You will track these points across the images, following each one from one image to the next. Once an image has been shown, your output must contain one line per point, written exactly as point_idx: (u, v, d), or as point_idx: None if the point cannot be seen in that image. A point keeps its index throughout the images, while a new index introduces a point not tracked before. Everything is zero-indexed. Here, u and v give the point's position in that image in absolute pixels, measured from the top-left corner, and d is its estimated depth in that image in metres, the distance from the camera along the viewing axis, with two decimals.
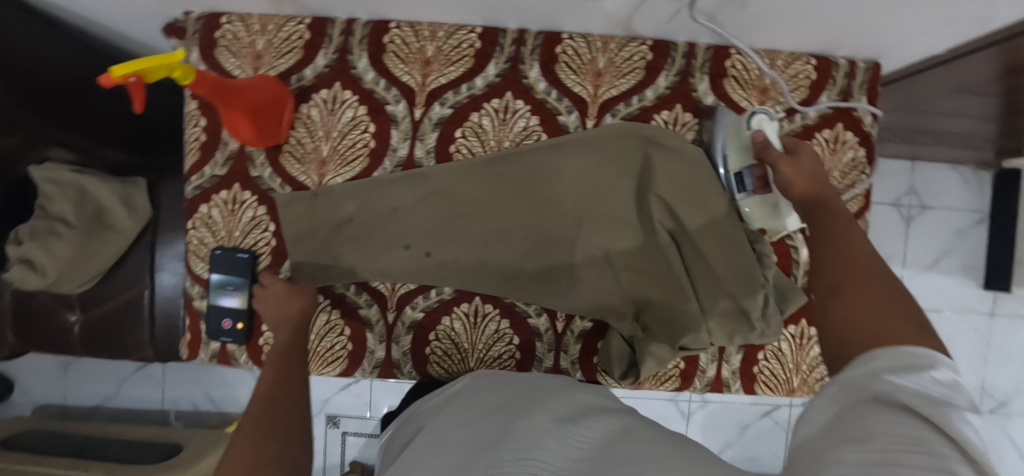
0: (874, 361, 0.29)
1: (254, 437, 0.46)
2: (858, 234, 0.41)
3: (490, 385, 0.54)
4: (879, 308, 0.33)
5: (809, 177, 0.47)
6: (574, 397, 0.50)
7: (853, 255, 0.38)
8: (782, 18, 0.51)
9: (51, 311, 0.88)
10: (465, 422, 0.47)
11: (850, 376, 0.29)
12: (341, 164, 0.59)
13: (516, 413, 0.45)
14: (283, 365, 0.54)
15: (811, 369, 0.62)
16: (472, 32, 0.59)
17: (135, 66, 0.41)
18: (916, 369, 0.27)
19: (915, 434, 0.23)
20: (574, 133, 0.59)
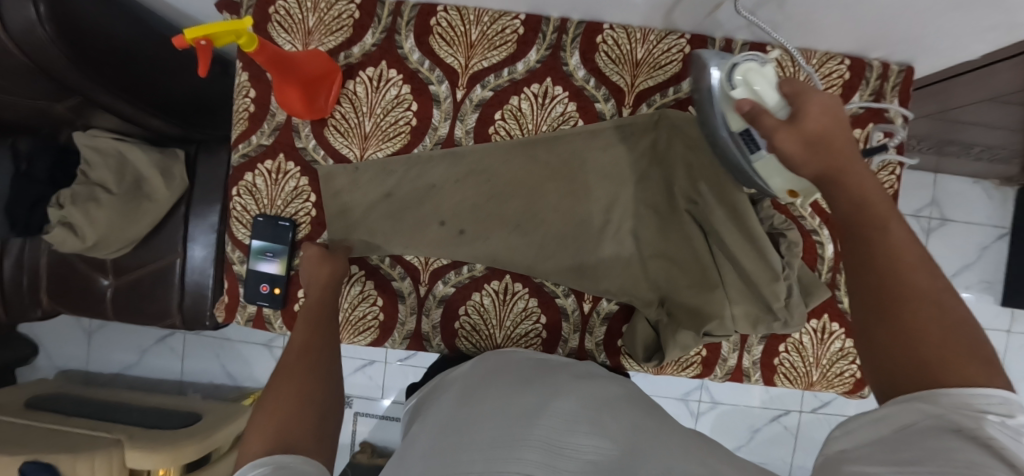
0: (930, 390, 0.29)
1: (290, 400, 0.47)
2: (898, 233, 0.33)
3: (514, 365, 0.55)
4: (941, 332, 0.30)
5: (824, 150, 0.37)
6: (599, 384, 0.51)
7: (899, 259, 0.33)
8: (824, 15, 0.52)
9: (85, 275, 0.90)
10: (489, 400, 0.47)
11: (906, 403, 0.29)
12: (383, 139, 0.61)
13: (541, 394, 0.46)
14: (314, 329, 0.56)
15: (832, 364, 0.62)
16: (516, 18, 0.60)
17: (207, 30, 0.44)
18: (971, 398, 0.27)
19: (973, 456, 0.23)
20: (609, 120, 0.61)
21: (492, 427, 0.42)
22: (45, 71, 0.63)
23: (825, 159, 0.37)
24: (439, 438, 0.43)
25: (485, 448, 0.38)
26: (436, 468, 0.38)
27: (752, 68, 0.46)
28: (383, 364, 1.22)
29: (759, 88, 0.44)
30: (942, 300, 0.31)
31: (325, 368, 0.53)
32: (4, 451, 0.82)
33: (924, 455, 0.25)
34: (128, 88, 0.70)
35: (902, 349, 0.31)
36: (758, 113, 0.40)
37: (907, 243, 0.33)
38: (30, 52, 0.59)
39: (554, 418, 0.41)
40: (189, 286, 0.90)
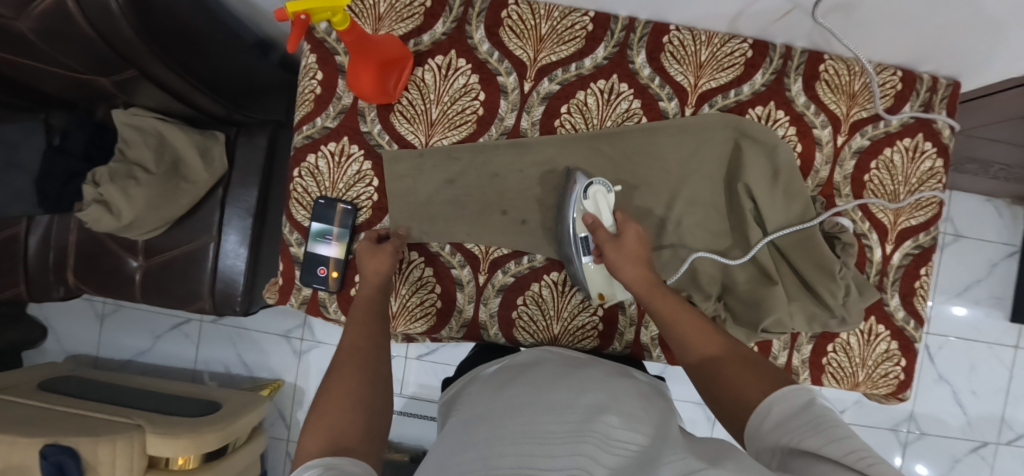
0: (782, 416, 0.35)
1: (343, 403, 0.44)
2: (687, 312, 0.49)
3: (545, 360, 0.53)
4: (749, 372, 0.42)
5: (638, 259, 0.53)
6: (636, 381, 0.49)
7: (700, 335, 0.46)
8: (889, 25, 0.55)
9: (115, 255, 0.89)
10: (523, 393, 0.46)
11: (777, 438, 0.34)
12: (450, 127, 0.62)
13: (572, 386, 0.45)
14: (367, 321, 0.55)
15: (877, 365, 0.64)
16: (585, 15, 0.62)
17: (308, 5, 0.45)
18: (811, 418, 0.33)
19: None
20: (673, 119, 0.62)
21: (522, 420, 0.40)
22: (107, 43, 0.62)
23: (639, 270, 0.52)
24: (466, 433, 0.42)
25: (514, 442, 0.37)
26: (470, 461, 0.36)
27: (600, 189, 0.57)
28: (402, 358, 1.21)
29: (601, 206, 0.56)
30: (733, 353, 0.44)
31: (378, 364, 0.51)
32: (24, 432, 0.80)
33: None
34: (184, 64, 0.69)
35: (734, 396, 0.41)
36: (596, 227, 0.55)
37: (691, 319, 0.48)
38: (98, 24, 0.58)
39: (590, 410, 0.40)
40: (222, 271, 0.88)
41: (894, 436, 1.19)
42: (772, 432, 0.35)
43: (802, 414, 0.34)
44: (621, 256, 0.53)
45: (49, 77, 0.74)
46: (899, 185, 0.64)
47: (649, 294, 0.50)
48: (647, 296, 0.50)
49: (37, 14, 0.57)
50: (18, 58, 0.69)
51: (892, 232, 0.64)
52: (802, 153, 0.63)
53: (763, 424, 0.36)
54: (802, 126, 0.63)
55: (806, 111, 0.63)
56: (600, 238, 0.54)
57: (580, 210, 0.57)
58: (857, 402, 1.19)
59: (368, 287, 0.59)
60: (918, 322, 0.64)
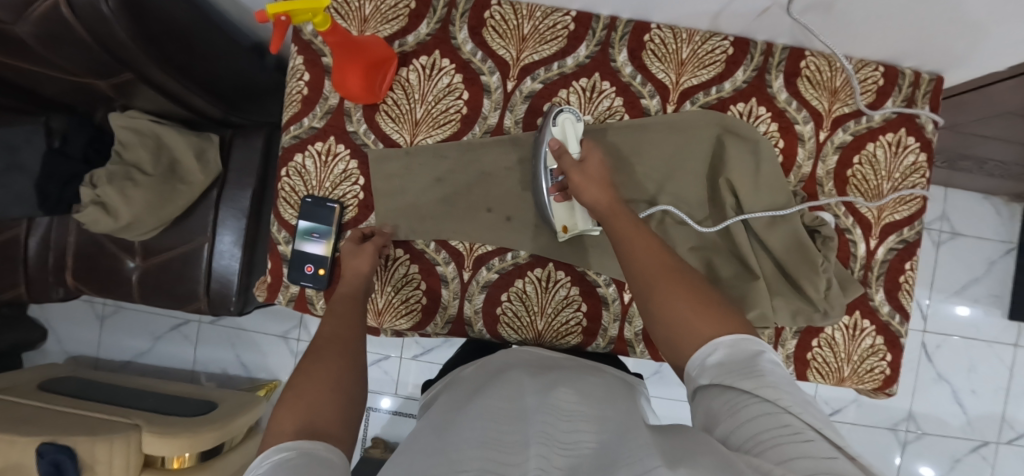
0: (722, 357, 0.38)
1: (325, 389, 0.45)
2: (646, 234, 0.49)
3: (514, 364, 0.54)
4: (696, 305, 0.43)
5: (600, 186, 0.53)
6: (600, 383, 0.49)
7: (657, 254, 0.47)
8: (867, 21, 0.55)
9: (113, 256, 0.90)
10: (494, 398, 0.45)
11: (716, 376, 0.37)
12: (434, 126, 0.63)
13: (537, 391, 0.45)
14: (349, 319, 0.55)
15: (863, 360, 0.64)
16: (567, 15, 0.62)
17: (289, 6, 0.46)
18: (750, 361, 0.36)
19: (790, 423, 0.30)
20: (654, 116, 0.63)
21: (488, 425, 0.39)
22: (103, 47, 0.64)
23: (606, 194, 0.53)
24: (433, 439, 0.41)
25: (483, 445, 0.36)
26: (433, 461, 0.35)
27: (569, 117, 0.58)
28: (398, 358, 1.22)
29: (568, 133, 0.58)
30: (684, 281, 0.45)
31: (358, 355, 0.52)
32: (22, 431, 0.81)
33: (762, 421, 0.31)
34: (180, 65, 0.71)
35: (677, 319, 0.42)
36: (562, 154, 0.56)
37: (650, 242, 0.48)
38: (92, 28, 0.60)
39: (550, 412, 0.40)
40: (217, 271, 0.90)
41: (893, 436, 1.18)
42: (710, 369, 0.38)
43: (747, 360, 0.36)
44: (587, 181, 0.53)
45: (49, 80, 0.76)
46: (883, 179, 0.64)
47: (612, 215, 0.51)
48: (610, 216, 0.51)
49: (35, 18, 0.59)
50: (19, 62, 0.71)
51: (876, 227, 0.64)
52: (784, 148, 0.64)
53: (703, 360, 0.39)
54: (784, 122, 0.64)
55: (787, 107, 0.64)
56: (564, 163, 0.55)
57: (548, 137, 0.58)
58: (856, 401, 1.18)
59: (353, 285, 0.60)
60: (903, 317, 0.64)
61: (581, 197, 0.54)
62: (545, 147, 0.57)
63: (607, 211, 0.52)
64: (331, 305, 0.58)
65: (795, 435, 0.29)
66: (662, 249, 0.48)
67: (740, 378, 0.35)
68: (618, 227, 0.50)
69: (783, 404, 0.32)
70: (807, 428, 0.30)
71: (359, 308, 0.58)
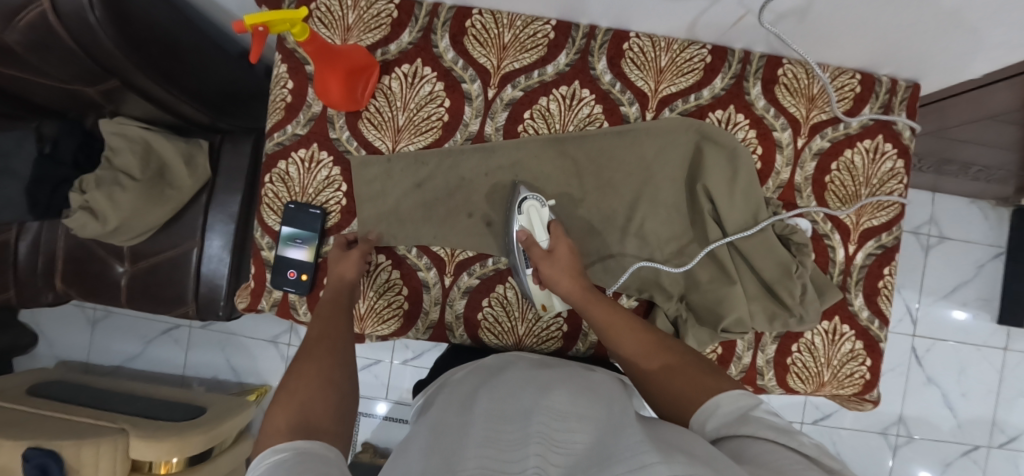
0: (722, 406, 0.40)
1: (308, 389, 0.46)
2: (624, 316, 0.53)
3: (511, 366, 0.54)
4: (683, 376, 0.46)
5: (570, 275, 0.55)
6: (594, 381, 0.49)
7: (637, 340, 0.50)
8: (840, 29, 0.56)
9: (101, 261, 0.91)
10: (489, 401, 0.45)
11: (721, 427, 0.39)
12: (416, 133, 0.64)
13: (531, 393, 0.45)
14: (333, 322, 0.56)
15: (843, 364, 0.65)
16: (547, 23, 0.63)
17: (266, 17, 0.46)
18: (752, 411, 0.39)
19: (792, 456, 0.32)
20: (634, 123, 0.64)
21: (488, 425, 0.40)
22: (87, 54, 0.64)
23: (576, 283, 0.55)
24: (435, 437, 0.41)
25: (480, 445, 0.36)
26: (434, 460, 0.35)
27: (533, 204, 0.59)
28: (388, 363, 1.22)
29: (534, 221, 0.59)
30: (668, 355, 0.49)
31: (345, 355, 0.53)
32: (9, 434, 0.81)
33: (768, 454, 0.32)
34: (164, 74, 0.72)
35: (675, 400, 0.45)
36: (530, 245, 0.57)
37: (627, 325, 0.51)
38: (78, 35, 0.61)
39: (543, 409, 0.40)
40: (206, 275, 0.90)
41: (884, 441, 1.18)
42: (715, 423, 0.40)
43: (745, 412, 0.39)
44: (559, 271, 0.55)
45: (40, 87, 0.77)
46: (861, 186, 0.65)
47: (588, 303, 0.53)
48: (584, 306, 0.53)
49: (22, 27, 0.60)
50: (8, 70, 0.72)
51: (855, 232, 0.65)
52: (762, 155, 0.64)
53: (701, 419, 0.41)
54: (762, 129, 0.64)
55: (765, 114, 0.64)
56: (534, 254, 0.57)
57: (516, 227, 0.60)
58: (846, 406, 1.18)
59: (333, 292, 0.60)
60: (882, 322, 0.65)
61: (555, 285, 0.55)
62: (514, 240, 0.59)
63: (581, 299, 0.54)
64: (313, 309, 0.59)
65: (792, 462, 0.31)
66: (639, 325, 0.52)
67: (747, 425, 0.37)
68: (596, 315, 0.53)
69: (782, 440, 0.34)
70: (804, 460, 0.32)
71: (343, 312, 0.58)
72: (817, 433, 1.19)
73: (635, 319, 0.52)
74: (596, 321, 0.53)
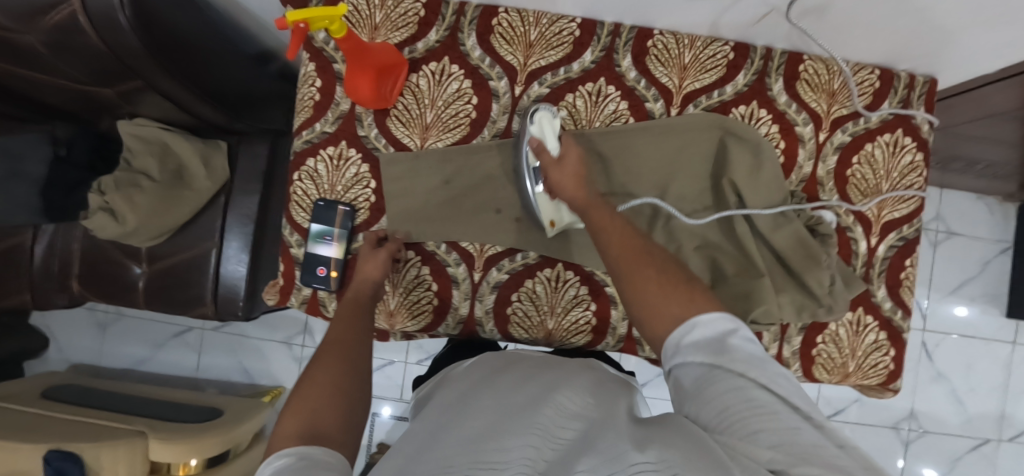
0: (698, 330, 0.40)
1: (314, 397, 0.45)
2: (616, 219, 0.50)
3: (509, 362, 0.55)
4: (668, 286, 0.43)
5: (575, 179, 0.54)
6: (590, 377, 0.50)
7: (628, 240, 0.48)
8: (861, 26, 0.57)
9: (117, 262, 0.90)
10: (487, 395, 0.46)
11: (694, 352, 0.39)
12: (444, 130, 0.64)
13: (528, 386, 0.46)
14: (352, 324, 0.56)
15: (867, 355, 0.65)
16: (572, 21, 0.64)
17: (307, 14, 0.47)
18: (726, 338, 0.39)
19: (761, 401, 0.34)
20: (659, 118, 0.65)
21: (483, 418, 0.41)
22: (115, 55, 0.64)
23: (575, 185, 0.54)
24: (427, 437, 0.42)
25: (473, 436, 0.38)
26: (425, 460, 0.36)
27: (545, 115, 0.59)
28: (402, 364, 1.22)
29: (546, 131, 0.59)
30: (658, 261, 0.46)
31: (359, 361, 0.52)
32: (27, 437, 0.80)
33: (737, 401, 0.34)
34: (187, 73, 0.70)
35: (652, 307, 0.43)
36: (542, 151, 0.57)
37: (618, 227, 0.49)
38: (106, 36, 0.61)
39: (536, 401, 0.42)
40: (225, 276, 0.90)
41: (896, 436, 1.19)
42: (688, 346, 0.39)
43: (720, 338, 0.39)
44: (564, 176, 0.54)
45: (52, 89, 0.76)
46: (882, 179, 0.66)
47: (589, 207, 0.52)
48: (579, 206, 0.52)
49: (48, 27, 0.60)
50: (25, 70, 0.72)
51: (876, 225, 0.66)
52: (785, 149, 0.65)
53: (677, 335, 0.41)
54: (784, 124, 0.65)
55: (787, 109, 0.65)
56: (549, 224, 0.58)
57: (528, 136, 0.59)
58: (857, 401, 1.19)
59: (363, 289, 0.60)
60: (904, 312, 0.66)
61: (561, 192, 0.55)
62: (525, 148, 0.58)
63: (583, 201, 0.52)
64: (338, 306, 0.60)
65: (762, 411, 0.33)
66: (632, 231, 0.49)
67: (721, 357, 0.37)
68: (581, 206, 0.52)
69: (751, 376, 0.35)
70: (773, 402, 0.34)
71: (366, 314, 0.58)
72: None
73: (633, 232, 0.49)
74: (591, 224, 0.51)
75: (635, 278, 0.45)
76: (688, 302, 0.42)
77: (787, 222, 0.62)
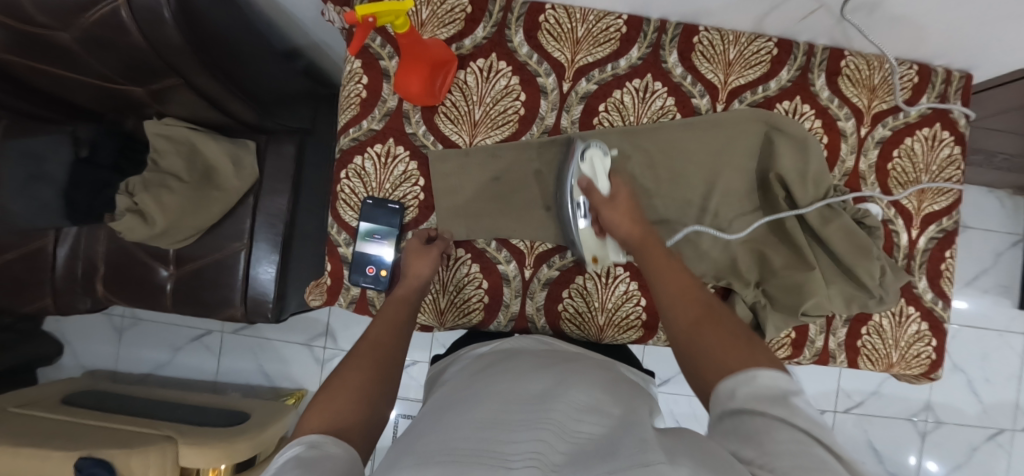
0: (757, 379, 0.36)
1: (341, 400, 0.43)
2: (677, 266, 0.51)
3: (513, 354, 0.54)
4: (723, 340, 0.42)
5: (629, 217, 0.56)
6: (599, 375, 0.49)
7: (688, 290, 0.48)
8: (905, 23, 0.58)
9: (145, 265, 0.88)
10: (495, 388, 0.45)
11: (749, 402, 0.35)
12: (492, 127, 0.64)
13: (537, 380, 0.45)
14: (393, 323, 0.55)
15: (910, 345, 0.67)
16: (619, 18, 0.64)
17: (376, 8, 0.47)
18: (788, 394, 0.35)
19: (818, 456, 0.29)
20: (705, 114, 0.65)
21: (492, 406, 0.41)
22: (156, 53, 0.61)
23: (636, 227, 0.55)
24: (433, 419, 0.42)
25: (482, 427, 0.37)
26: (432, 442, 0.36)
27: (596, 152, 0.59)
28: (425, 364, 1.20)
29: (597, 169, 0.58)
30: (716, 316, 0.45)
31: (392, 366, 0.50)
32: (57, 445, 0.78)
33: (786, 448, 0.30)
34: (225, 70, 0.67)
35: (702, 353, 0.42)
36: (591, 191, 0.57)
37: (678, 272, 0.50)
38: (148, 32, 0.58)
39: (546, 397, 0.41)
40: (253, 278, 0.87)
41: (913, 426, 1.22)
42: (742, 397, 0.36)
43: (780, 394, 0.35)
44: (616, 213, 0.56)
45: (78, 86, 0.72)
46: (921, 172, 0.67)
47: (645, 244, 0.53)
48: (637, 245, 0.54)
49: (87, 25, 0.57)
50: (50, 67, 0.67)
51: (917, 217, 0.67)
52: (828, 144, 0.66)
53: (729, 383, 0.38)
54: (827, 119, 0.66)
55: (829, 105, 0.66)
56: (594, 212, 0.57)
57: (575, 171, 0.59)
58: (876, 393, 1.22)
59: (414, 289, 0.59)
60: (945, 302, 0.67)
61: (613, 228, 0.56)
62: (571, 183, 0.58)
63: (638, 241, 0.54)
64: (383, 304, 0.58)
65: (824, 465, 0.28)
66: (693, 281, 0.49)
67: (778, 409, 0.33)
68: (635, 240, 0.54)
69: (815, 436, 0.31)
70: (830, 458, 0.29)
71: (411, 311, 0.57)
72: (848, 421, 1.22)
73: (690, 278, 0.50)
74: (647, 266, 0.52)
75: (688, 325, 0.45)
76: (744, 354, 0.40)
77: (834, 216, 0.63)
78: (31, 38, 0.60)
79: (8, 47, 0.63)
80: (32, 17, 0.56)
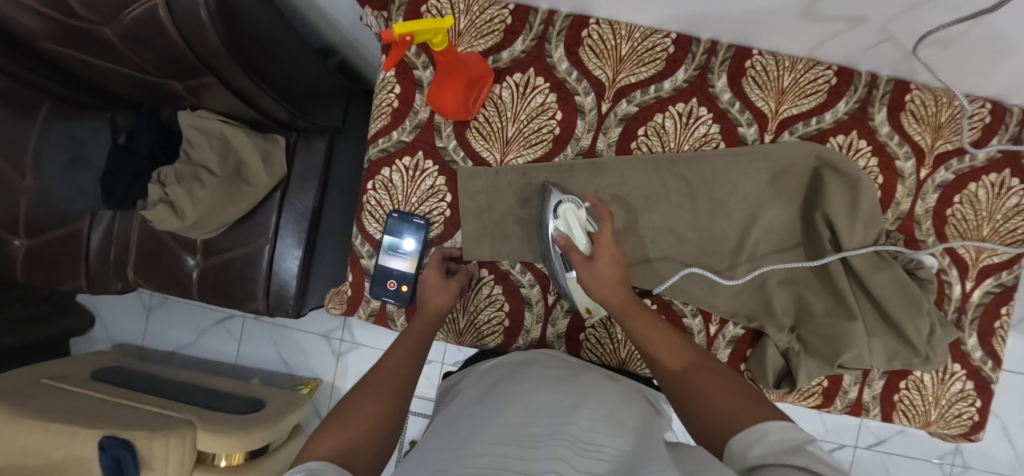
0: (767, 434, 0.34)
1: (349, 426, 0.43)
2: (662, 327, 0.50)
3: (528, 364, 0.53)
4: (724, 392, 0.42)
5: (616, 283, 0.53)
6: (616, 389, 0.47)
7: (677, 350, 0.47)
8: (984, 61, 0.52)
9: (174, 254, 0.90)
10: (515, 394, 0.44)
11: (764, 460, 0.33)
12: (525, 145, 0.62)
13: (551, 389, 0.45)
14: (411, 354, 0.54)
15: (951, 404, 0.63)
16: (667, 36, 0.60)
17: (412, 26, 0.47)
18: (800, 444, 0.32)
19: None
20: (752, 144, 0.61)
21: (509, 417, 0.40)
22: (193, 52, 0.60)
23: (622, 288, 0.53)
24: (447, 432, 0.41)
25: (497, 439, 0.36)
26: (445, 457, 0.35)
27: (569, 207, 0.57)
28: (439, 364, 1.16)
29: (572, 225, 0.56)
30: (713, 373, 0.44)
31: (406, 397, 0.49)
32: (85, 423, 0.80)
33: None
34: (261, 71, 0.66)
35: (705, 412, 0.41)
36: None
37: (666, 336, 0.49)
38: (186, 32, 0.57)
39: (562, 411, 0.40)
40: (277, 274, 0.87)
41: (938, 470, 1.17)
42: (758, 456, 0.33)
43: (794, 445, 0.32)
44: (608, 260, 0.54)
45: (117, 77, 0.73)
46: (983, 221, 0.62)
47: (625, 312, 0.51)
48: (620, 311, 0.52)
49: (128, 22, 0.57)
50: (91, 58, 0.67)
51: (973, 269, 0.62)
52: (882, 184, 0.62)
53: (740, 437, 0.36)
54: (884, 157, 0.61)
55: (889, 141, 0.61)
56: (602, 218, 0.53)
57: (553, 232, 0.57)
58: (902, 432, 1.17)
59: (432, 325, 0.58)
60: (996, 363, 0.62)
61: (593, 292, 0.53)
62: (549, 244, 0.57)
63: (619, 302, 0.52)
64: (401, 335, 0.57)
65: None
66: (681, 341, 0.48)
67: (793, 459, 0.30)
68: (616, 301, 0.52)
69: None
70: None
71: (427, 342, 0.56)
72: (868, 457, 1.18)
73: (684, 342, 0.49)
74: (634, 332, 0.50)
75: (685, 385, 0.44)
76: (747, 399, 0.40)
77: (884, 265, 0.59)
78: (76, 32, 0.61)
79: (51, 39, 0.64)
80: (74, 11, 0.56)
